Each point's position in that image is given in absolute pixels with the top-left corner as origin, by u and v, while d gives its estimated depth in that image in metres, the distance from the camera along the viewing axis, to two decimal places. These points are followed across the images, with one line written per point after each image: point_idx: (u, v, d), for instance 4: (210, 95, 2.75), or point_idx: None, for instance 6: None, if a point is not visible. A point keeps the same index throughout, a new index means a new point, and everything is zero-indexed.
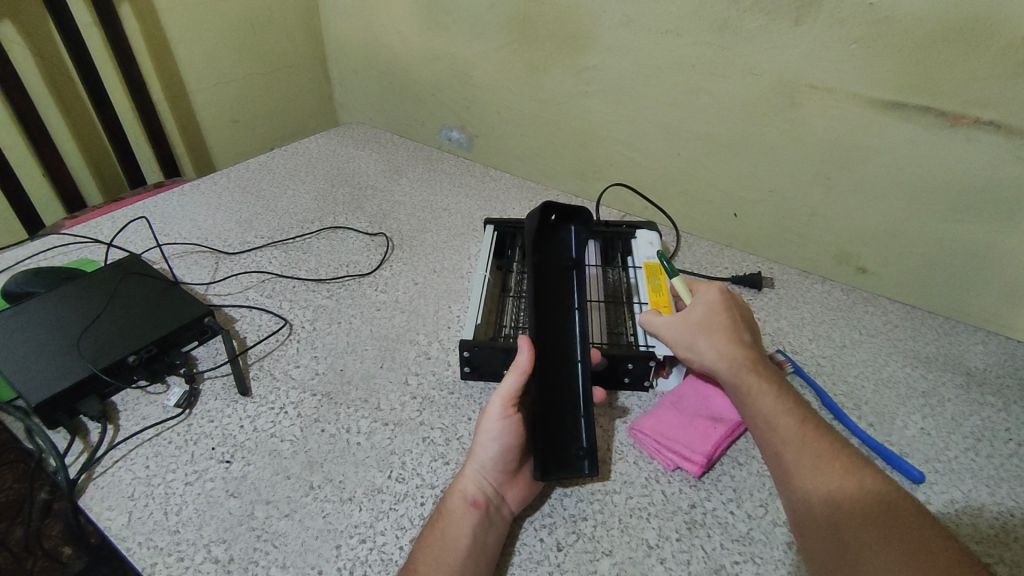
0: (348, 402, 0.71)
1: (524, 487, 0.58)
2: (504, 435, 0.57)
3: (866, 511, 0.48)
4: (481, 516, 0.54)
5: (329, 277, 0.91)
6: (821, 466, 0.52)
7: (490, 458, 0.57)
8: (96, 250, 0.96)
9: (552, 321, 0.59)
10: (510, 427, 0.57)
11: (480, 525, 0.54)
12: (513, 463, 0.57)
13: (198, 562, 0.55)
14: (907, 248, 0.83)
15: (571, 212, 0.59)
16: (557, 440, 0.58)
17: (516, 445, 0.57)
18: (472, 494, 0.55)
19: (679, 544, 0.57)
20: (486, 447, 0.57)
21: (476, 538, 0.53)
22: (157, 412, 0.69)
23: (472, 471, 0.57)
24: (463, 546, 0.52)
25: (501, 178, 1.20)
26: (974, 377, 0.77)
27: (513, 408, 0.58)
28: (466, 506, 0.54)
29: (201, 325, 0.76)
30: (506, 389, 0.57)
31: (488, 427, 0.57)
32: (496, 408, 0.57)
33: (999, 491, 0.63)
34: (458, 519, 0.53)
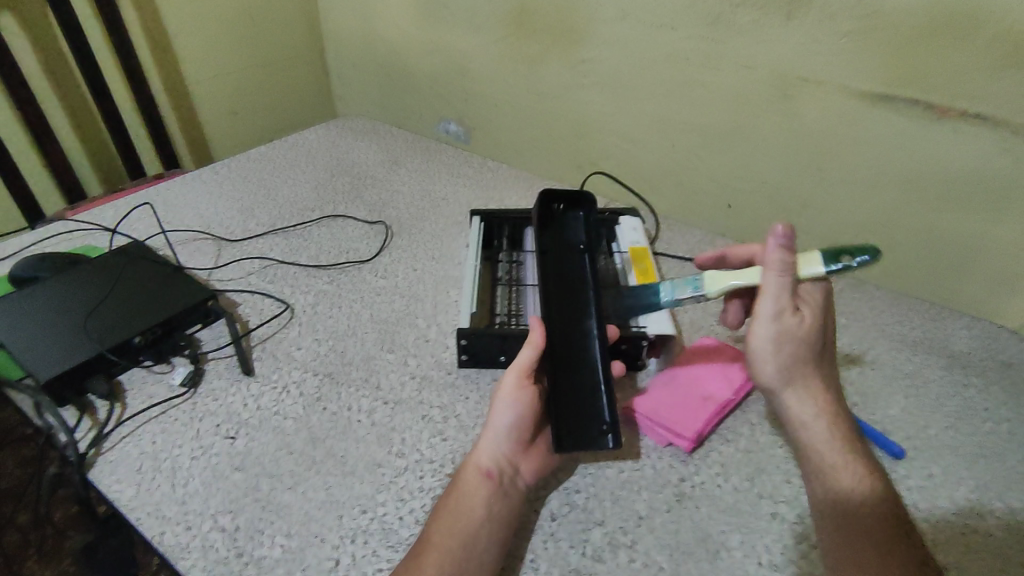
0: (349, 381, 0.73)
1: (538, 458, 0.59)
2: (519, 403, 0.57)
3: (874, 520, 0.48)
4: (495, 487, 0.55)
5: (330, 263, 0.93)
6: (850, 464, 0.51)
7: (504, 429, 0.57)
8: (100, 237, 0.98)
9: (566, 301, 0.63)
10: (525, 398, 0.57)
11: (494, 496, 0.55)
12: (527, 435, 0.58)
13: (205, 531, 0.57)
14: (893, 236, 0.85)
15: (575, 200, 0.67)
16: (575, 416, 0.59)
17: (530, 415, 0.58)
18: (486, 466, 0.56)
19: (668, 515, 0.59)
20: (501, 416, 0.57)
21: (490, 509, 0.54)
22: (163, 390, 0.71)
23: (486, 444, 0.57)
24: (477, 516, 0.53)
25: (498, 168, 1.22)
26: (956, 359, 0.79)
27: (528, 380, 0.58)
28: (480, 477, 0.55)
29: (204, 308, 0.78)
30: (521, 361, 0.58)
31: (503, 397, 0.58)
32: (511, 379, 0.58)
33: (977, 467, 0.66)
34: (473, 491, 0.54)
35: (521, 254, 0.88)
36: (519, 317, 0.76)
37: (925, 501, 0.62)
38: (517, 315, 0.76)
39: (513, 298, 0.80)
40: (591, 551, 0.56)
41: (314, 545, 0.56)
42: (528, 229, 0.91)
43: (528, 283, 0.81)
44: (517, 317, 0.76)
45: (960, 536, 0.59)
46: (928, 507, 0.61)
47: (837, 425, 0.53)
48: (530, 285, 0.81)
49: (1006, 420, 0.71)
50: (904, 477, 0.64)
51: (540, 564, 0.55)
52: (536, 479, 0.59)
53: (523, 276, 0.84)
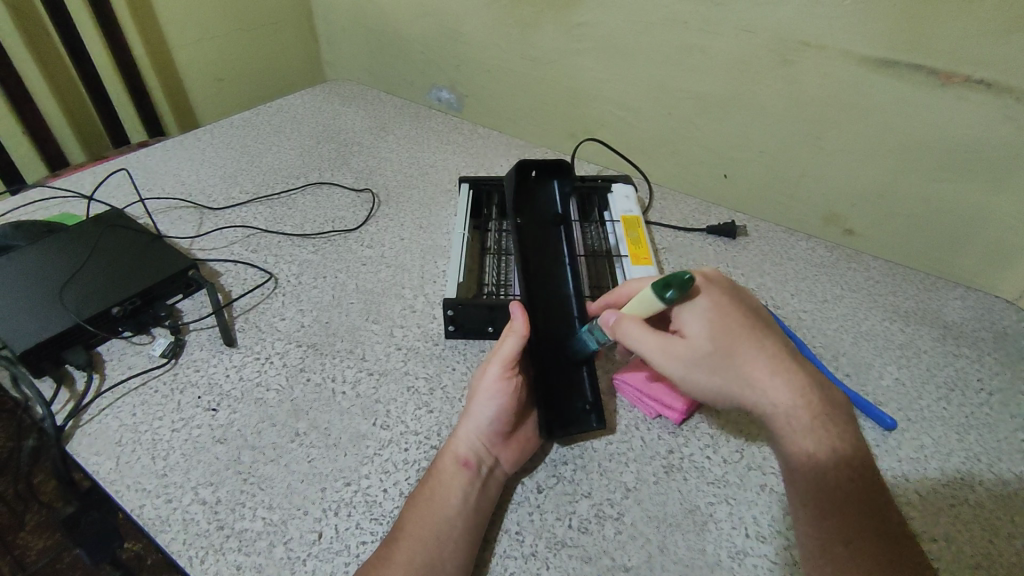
0: (333, 352, 0.71)
1: (518, 448, 0.58)
2: (502, 396, 0.56)
3: (837, 494, 0.46)
4: (473, 476, 0.54)
5: (314, 232, 0.91)
6: (823, 448, 0.47)
7: (486, 420, 0.56)
8: (78, 205, 0.95)
9: (544, 281, 0.62)
10: (508, 389, 0.56)
11: (472, 486, 0.53)
12: (508, 426, 0.57)
13: (185, 503, 0.56)
14: (892, 206, 0.83)
15: (552, 169, 0.66)
16: (562, 398, 0.59)
17: (512, 407, 0.57)
18: (464, 454, 0.55)
19: (656, 487, 0.59)
20: (483, 407, 0.56)
21: (465, 499, 0.52)
22: (142, 362, 0.70)
23: (466, 431, 0.56)
24: (452, 507, 0.51)
25: (490, 136, 1.19)
26: (951, 330, 0.78)
27: (512, 370, 0.57)
28: (456, 466, 0.54)
29: (185, 278, 0.76)
30: (505, 352, 0.56)
31: (485, 389, 0.57)
32: (495, 368, 0.56)
33: (968, 437, 0.65)
34: (450, 481, 0.53)
35: (511, 223, 0.86)
36: (508, 288, 0.75)
37: (914, 471, 0.62)
38: (505, 286, 0.75)
39: (500, 269, 0.78)
40: (577, 523, 0.56)
41: (296, 518, 0.55)
42: None
43: (517, 253, 0.79)
44: (506, 288, 0.74)
45: (948, 507, 0.58)
46: (918, 478, 0.61)
47: (808, 406, 0.49)
48: (519, 254, 0.79)
49: (999, 390, 0.70)
50: (894, 449, 0.63)
51: (525, 536, 0.54)
52: (516, 469, 0.58)
53: (512, 246, 0.81)
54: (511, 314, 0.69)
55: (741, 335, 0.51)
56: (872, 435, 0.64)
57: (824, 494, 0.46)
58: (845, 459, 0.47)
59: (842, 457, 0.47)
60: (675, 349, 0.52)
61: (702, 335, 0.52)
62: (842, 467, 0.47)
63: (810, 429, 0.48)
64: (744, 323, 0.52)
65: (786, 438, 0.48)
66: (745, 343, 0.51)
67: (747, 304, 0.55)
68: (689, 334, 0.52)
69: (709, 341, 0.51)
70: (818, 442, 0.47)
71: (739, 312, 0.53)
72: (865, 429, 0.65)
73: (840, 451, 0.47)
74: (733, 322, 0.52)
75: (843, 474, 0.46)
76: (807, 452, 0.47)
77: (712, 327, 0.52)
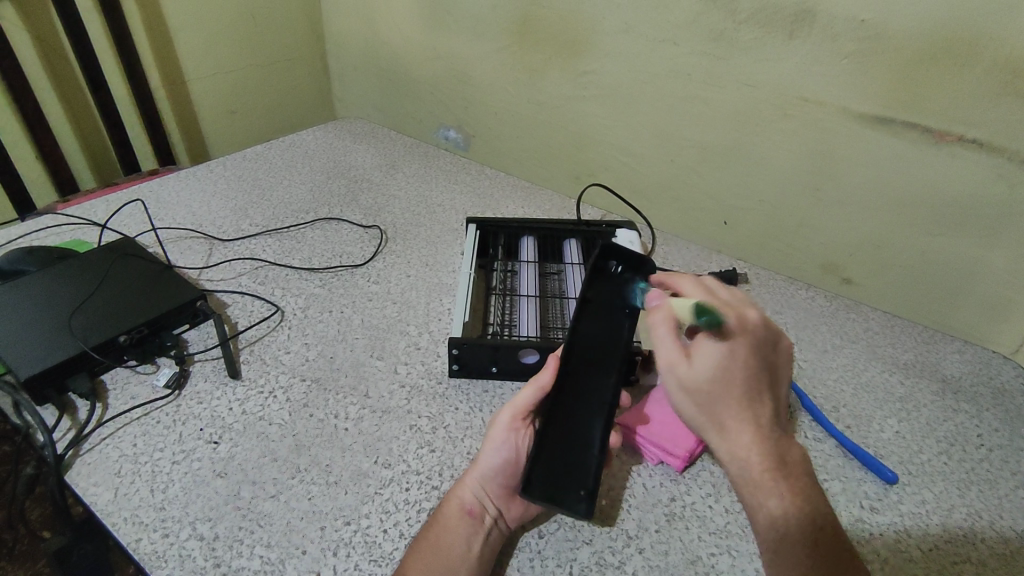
0: (337, 387, 0.72)
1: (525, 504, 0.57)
2: (511, 447, 0.56)
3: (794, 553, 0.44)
4: (475, 526, 0.53)
5: (322, 267, 0.92)
6: (781, 506, 0.45)
7: (491, 470, 0.56)
8: (90, 232, 0.96)
9: (587, 366, 0.57)
10: (518, 440, 0.56)
11: (475, 536, 0.53)
12: (515, 479, 0.56)
13: (183, 539, 0.56)
14: (890, 259, 0.85)
15: (636, 262, 0.58)
16: (561, 475, 0.55)
17: (519, 459, 0.56)
18: (469, 502, 0.55)
19: (658, 535, 0.58)
20: (490, 457, 0.56)
21: (467, 550, 0.52)
22: (146, 391, 0.70)
23: (472, 478, 0.56)
24: (453, 556, 0.51)
25: (496, 177, 1.21)
26: (949, 384, 0.79)
27: (524, 421, 0.57)
28: (461, 514, 0.54)
29: (193, 308, 0.76)
30: (519, 402, 0.57)
31: (495, 436, 0.56)
32: (505, 418, 0.56)
33: (969, 494, 0.65)
34: (453, 528, 0.53)
35: (516, 264, 0.87)
36: (513, 327, 0.76)
37: (916, 525, 0.61)
38: (511, 326, 0.76)
39: (506, 309, 0.79)
40: (578, 571, 0.55)
41: (294, 557, 0.55)
42: (523, 239, 0.91)
43: (523, 294, 0.80)
44: (510, 328, 0.75)
45: (951, 565, 0.58)
46: (919, 533, 0.61)
47: (771, 467, 0.46)
48: (523, 295, 0.80)
49: (998, 447, 0.71)
50: (895, 503, 0.63)
51: None
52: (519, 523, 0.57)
53: (517, 287, 0.83)
54: (516, 355, 0.70)
55: (734, 384, 0.47)
56: (873, 489, 0.64)
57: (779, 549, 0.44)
58: (808, 525, 0.44)
59: (805, 524, 0.44)
60: (677, 371, 0.48)
61: (703, 372, 0.47)
62: (803, 532, 0.44)
63: (772, 493, 0.45)
64: (749, 379, 0.47)
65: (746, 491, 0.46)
66: (729, 393, 0.47)
67: (766, 342, 0.49)
68: (695, 364, 0.48)
69: (707, 379, 0.47)
70: (779, 501, 0.45)
71: (752, 367, 0.47)
72: (866, 483, 0.65)
73: (804, 515, 0.45)
74: (737, 375, 0.47)
75: (802, 536, 0.44)
76: (768, 509, 0.45)
77: (718, 369, 0.47)
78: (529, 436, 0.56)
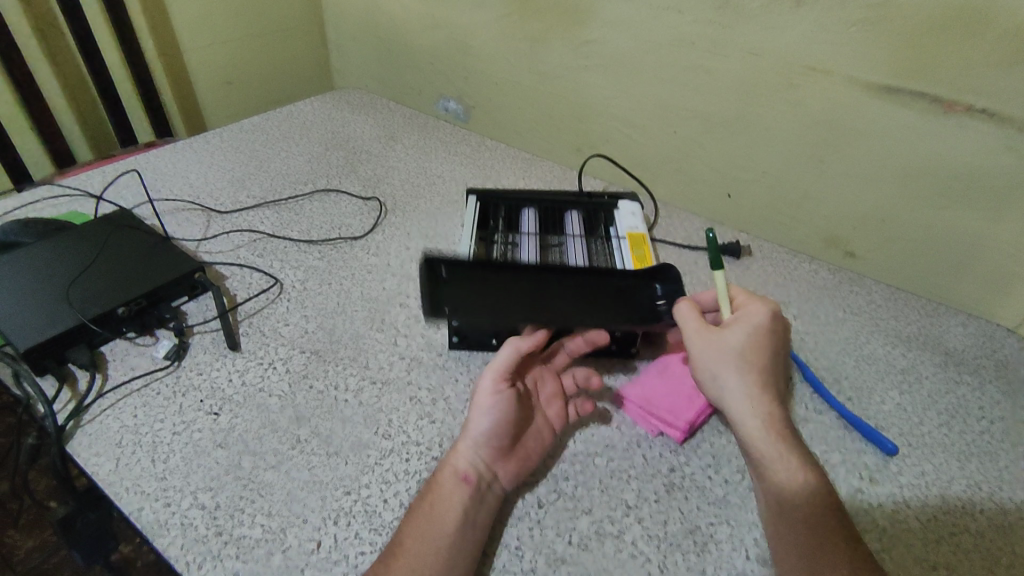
0: (336, 359, 0.71)
1: (518, 466, 0.58)
2: (497, 412, 0.57)
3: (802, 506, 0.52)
4: (471, 491, 0.54)
5: (321, 239, 0.91)
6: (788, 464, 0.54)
7: (482, 433, 0.56)
8: (86, 204, 0.95)
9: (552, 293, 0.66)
10: (503, 402, 0.57)
11: (470, 500, 0.53)
12: (505, 443, 0.57)
13: (184, 508, 0.56)
14: (894, 233, 0.84)
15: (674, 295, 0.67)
16: (454, 294, 0.67)
17: (507, 420, 0.57)
18: (463, 469, 0.55)
19: (657, 505, 0.58)
20: (479, 421, 0.57)
21: (463, 514, 0.52)
22: (145, 363, 0.70)
23: (465, 446, 0.56)
24: (449, 520, 0.52)
25: (497, 149, 1.19)
26: (952, 356, 0.78)
27: (504, 383, 0.58)
28: (456, 480, 0.54)
29: (191, 280, 0.76)
30: (499, 363, 0.58)
31: (481, 402, 0.58)
32: (488, 381, 0.58)
33: (969, 465, 0.65)
34: (449, 493, 0.53)
35: (517, 236, 0.86)
36: None
37: (915, 496, 0.62)
38: None
39: None
40: (577, 540, 0.55)
41: (295, 526, 0.55)
42: (524, 211, 0.89)
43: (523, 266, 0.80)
44: None
45: (949, 535, 0.58)
46: (918, 503, 0.61)
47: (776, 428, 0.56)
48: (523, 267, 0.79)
49: (999, 419, 0.70)
50: (894, 474, 0.63)
51: (525, 552, 0.54)
52: (513, 488, 0.58)
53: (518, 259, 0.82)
54: None
55: (763, 366, 0.59)
56: (873, 460, 0.64)
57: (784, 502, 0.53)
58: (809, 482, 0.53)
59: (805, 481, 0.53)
60: (709, 337, 0.60)
61: (733, 339, 0.59)
62: (806, 490, 0.53)
63: (784, 453, 0.55)
64: (766, 357, 0.59)
65: (761, 451, 0.56)
66: (758, 373, 0.58)
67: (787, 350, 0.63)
68: (726, 332, 0.59)
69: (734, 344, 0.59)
70: (790, 460, 0.55)
71: (770, 348, 0.60)
72: (866, 453, 0.65)
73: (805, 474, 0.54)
74: (760, 350, 0.59)
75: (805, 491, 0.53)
76: (779, 467, 0.54)
77: (744, 340, 0.59)
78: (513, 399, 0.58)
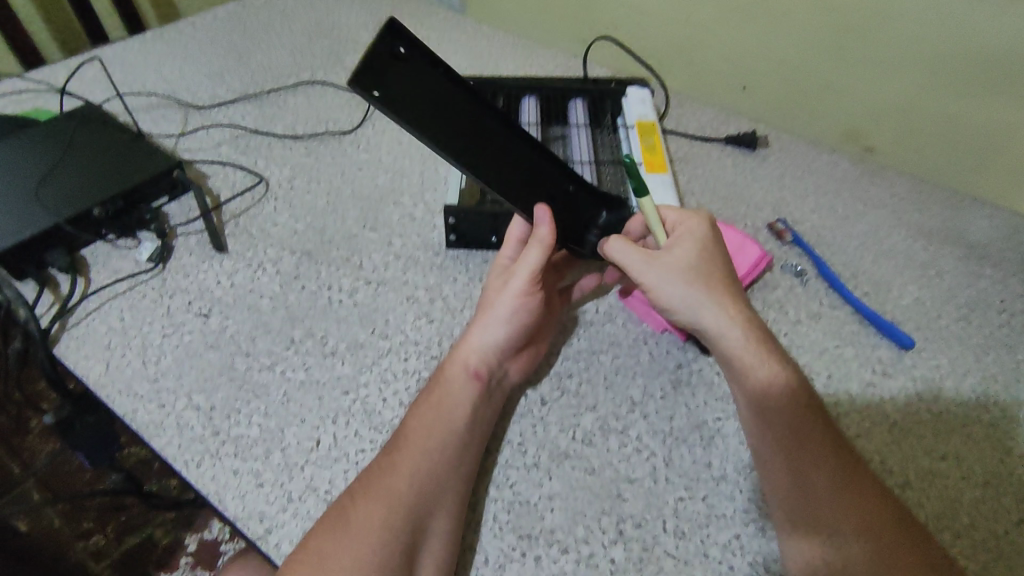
0: (329, 259, 0.68)
1: (526, 362, 0.57)
2: (516, 314, 0.54)
3: (790, 414, 0.50)
4: (481, 388, 0.52)
5: (307, 135, 0.85)
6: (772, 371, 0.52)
7: (499, 334, 0.54)
8: (52, 100, 0.88)
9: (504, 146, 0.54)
10: (528, 304, 0.55)
11: (479, 397, 0.52)
12: (516, 343, 0.55)
13: (179, 409, 0.55)
14: (921, 126, 0.77)
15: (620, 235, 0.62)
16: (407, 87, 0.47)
17: (526, 322, 0.55)
18: (475, 365, 0.53)
19: (663, 401, 0.57)
20: (497, 321, 0.54)
21: (474, 410, 0.51)
22: (129, 266, 0.66)
23: (477, 341, 0.54)
24: (459, 417, 0.50)
25: (495, 35, 1.09)
26: (975, 250, 0.74)
27: (535, 286, 0.55)
28: (467, 375, 0.52)
29: (170, 179, 0.71)
30: (530, 263, 0.54)
31: (504, 302, 0.55)
32: (520, 282, 0.54)
33: (987, 359, 0.63)
34: (460, 390, 0.51)
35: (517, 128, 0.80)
36: None
37: (928, 390, 0.60)
38: None
39: None
40: (581, 436, 0.55)
41: (293, 425, 0.54)
42: (524, 100, 0.83)
43: None
44: None
45: (960, 428, 0.57)
46: (932, 397, 0.59)
47: (755, 335, 0.53)
48: None
49: (1021, 313, 0.68)
50: (908, 368, 0.62)
51: (528, 448, 0.54)
52: (517, 384, 0.57)
53: None
54: None
55: (723, 276, 0.56)
56: (887, 355, 0.62)
57: (775, 416, 0.50)
58: (792, 386, 0.51)
59: (788, 386, 0.51)
60: (665, 256, 0.56)
61: (689, 254, 0.56)
62: (788, 395, 0.51)
63: (766, 360, 0.52)
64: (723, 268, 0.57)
65: (741, 364, 0.52)
66: (723, 283, 0.56)
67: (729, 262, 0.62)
68: (680, 248, 0.56)
69: (693, 259, 0.56)
70: (770, 368, 0.52)
71: (723, 259, 0.58)
72: (880, 348, 0.63)
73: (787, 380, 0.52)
74: (717, 263, 0.57)
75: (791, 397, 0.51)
76: (762, 378, 0.51)
77: (700, 252, 0.56)
78: (537, 301, 0.55)
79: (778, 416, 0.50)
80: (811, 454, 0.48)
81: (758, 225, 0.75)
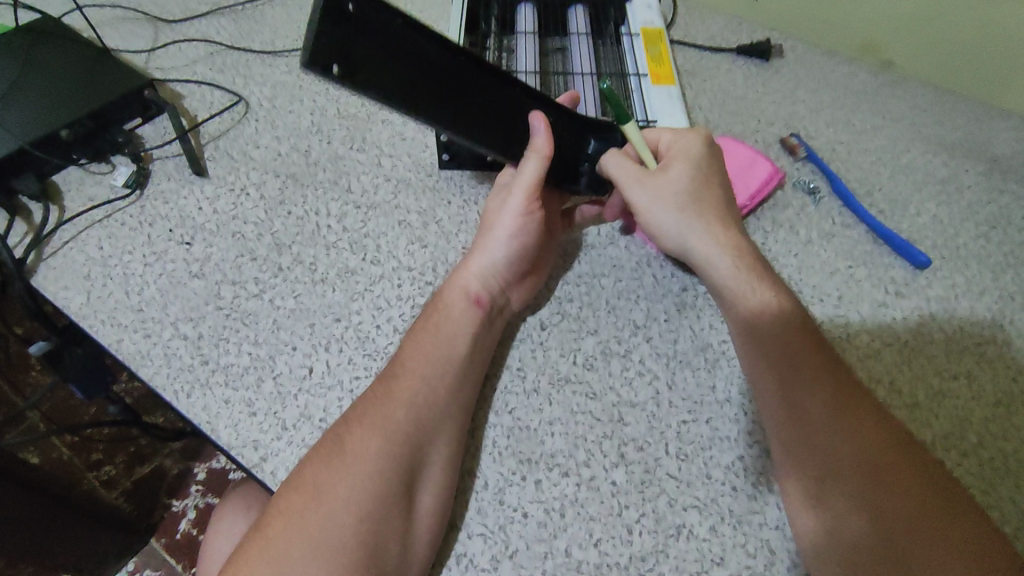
0: (315, 183, 0.64)
1: (528, 288, 0.55)
2: (516, 238, 0.52)
3: (782, 338, 0.49)
4: (481, 315, 0.50)
5: (287, 49, 0.79)
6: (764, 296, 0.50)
7: (498, 258, 0.52)
8: (9, 15, 0.82)
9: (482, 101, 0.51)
10: (530, 226, 0.52)
11: (478, 325, 0.50)
12: (517, 268, 0.53)
13: (166, 339, 0.53)
14: (947, 28, 0.72)
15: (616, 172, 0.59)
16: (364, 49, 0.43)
17: (528, 245, 0.52)
18: (473, 290, 0.51)
19: (667, 324, 0.55)
20: (496, 244, 0.52)
21: (473, 338, 0.49)
22: (104, 193, 0.63)
23: (476, 266, 0.52)
24: (456, 345, 0.48)
25: None
26: (999, 164, 0.70)
27: (536, 204, 0.52)
28: (466, 301, 0.50)
29: (140, 98, 0.66)
30: (528, 178, 0.51)
31: (504, 223, 0.52)
32: (518, 201, 0.51)
33: (1004, 278, 0.60)
34: (458, 316, 0.49)
35: (512, 37, 0.74)
36: None
37: (942, 310, 0.58)
38: None
39: None
40: (582, 361, 0.53)
41: (284, 353, 0.52)
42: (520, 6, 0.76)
43: (520, 71, 0.69)
44: None
45: (972, 348, 0.56)
46: (945, 317, 0.57)
47: (747, 261, 0.52)
48: (520, 72, 0.69)
49: None
50: (923, 288, 0.59)
51: (527, 373, 0.52)
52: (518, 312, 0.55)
53: (515, 64, 0.71)
54: None
55: (717, 200, 0.54)
56: (901, 275, 0.60)
57: (765, 340, 0.49)
58: (785, 310, 0.50)
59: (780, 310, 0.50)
60: (656, 182, 0.53)
61: (681, 178, 0.53)
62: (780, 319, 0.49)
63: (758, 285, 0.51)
64: (717, 192, 0.54)
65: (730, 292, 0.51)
66: (716, 208, 0.54)
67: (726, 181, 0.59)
68: (673, 173, 0.54)
69: (686, 184, 0.53)
70: (763, 293, 0.51)
71: (718, 180, 0.55)
72: (894, 268, 0.60)
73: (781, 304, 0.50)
74: (711, 187, 0.54)
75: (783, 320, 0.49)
76: (753, 304, 0.50)
77: (694, 175, 0.54)
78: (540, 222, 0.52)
79: (767, 338, 0.49)
80: (807, 376, 0.46)
81: (770, 141, 0.71)
